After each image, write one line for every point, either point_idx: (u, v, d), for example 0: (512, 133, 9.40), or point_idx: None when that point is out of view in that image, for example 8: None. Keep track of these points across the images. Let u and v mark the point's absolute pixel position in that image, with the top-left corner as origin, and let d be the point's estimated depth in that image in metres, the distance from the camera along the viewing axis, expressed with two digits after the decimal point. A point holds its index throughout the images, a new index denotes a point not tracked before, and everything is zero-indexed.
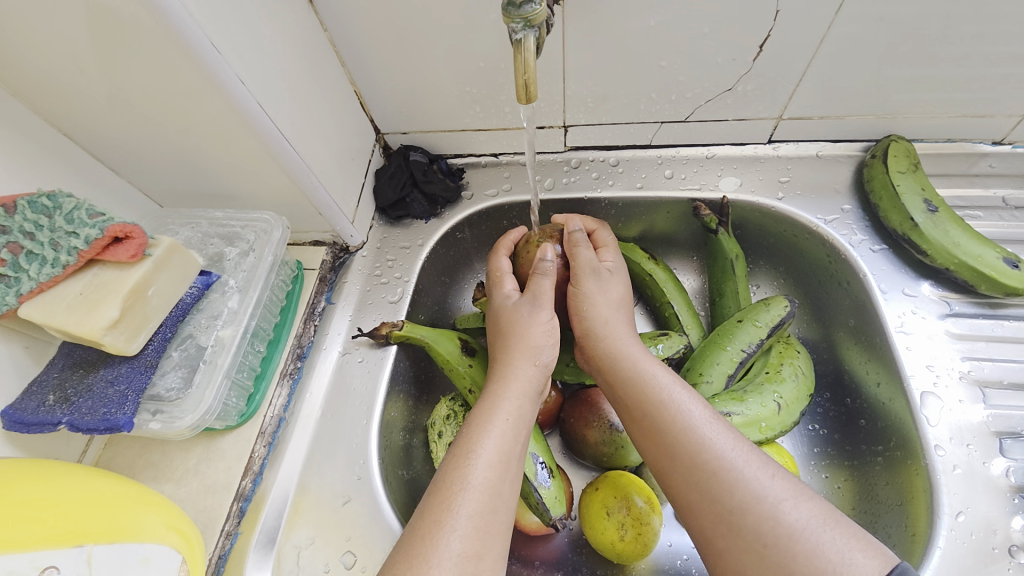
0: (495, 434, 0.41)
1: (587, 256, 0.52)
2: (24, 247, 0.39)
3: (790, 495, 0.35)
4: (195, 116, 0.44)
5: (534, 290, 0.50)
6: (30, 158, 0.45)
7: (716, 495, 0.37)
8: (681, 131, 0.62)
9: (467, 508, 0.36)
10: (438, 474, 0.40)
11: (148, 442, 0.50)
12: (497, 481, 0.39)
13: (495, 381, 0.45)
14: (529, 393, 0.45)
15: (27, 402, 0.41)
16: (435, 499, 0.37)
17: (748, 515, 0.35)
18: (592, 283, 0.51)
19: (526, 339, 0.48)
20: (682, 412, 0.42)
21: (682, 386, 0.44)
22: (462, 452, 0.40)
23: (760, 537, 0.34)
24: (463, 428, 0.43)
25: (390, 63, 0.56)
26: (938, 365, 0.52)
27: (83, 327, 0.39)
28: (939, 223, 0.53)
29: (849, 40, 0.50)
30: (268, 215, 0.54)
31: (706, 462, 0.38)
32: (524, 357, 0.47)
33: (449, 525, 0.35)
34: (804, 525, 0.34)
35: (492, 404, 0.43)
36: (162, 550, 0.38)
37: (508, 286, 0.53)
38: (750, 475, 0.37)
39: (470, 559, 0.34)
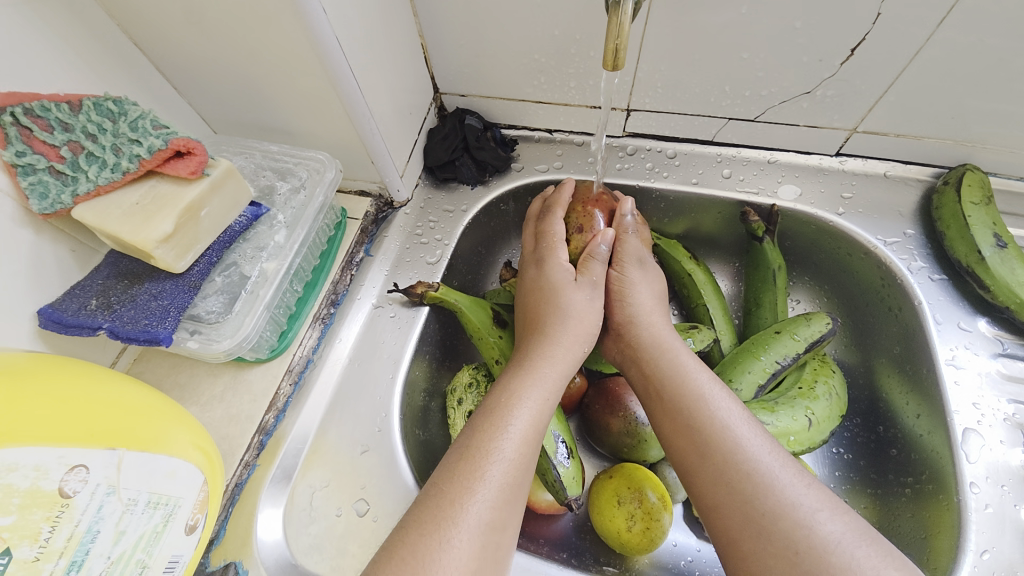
0: (527, 408, 0.40)
1: (633, 244, 0.52)
2: (85, 147, 0.39)
3: (826, 506, 0.34)
4: (268, 43, 0.43)
5: (590, 274, 0.50)
6: (98, 62, 0.44)
7: (748, 497, 0.35)
8: (746, 131, 0.61)
9: (496, 478, 0.36)
10: (467, 437, 0.39)
11: (177, 363, 0.51)
12: (526, 458, 0.38)
13: (533, 352, 0.45)
14: (566, 367, 0.45)
15: (68, 303, 0.41)
16: (463, 464, 0.36)
17: (781, 521, 0.34)
18: (636, 271, 0.51)
19: (587, 325, 0.48)
20: (718, 412, 0.40)
21: (719, 386, 0.43)
22: (498, 422, 0.39)
23: (792, 544, 0.33)
24: (493, 395, 0.42)
25: (463, 18, 0.54)
26: (984, 404, 0.50)
27: (136, 236, 0.38)
28: (1007, 259, 0.51)
29: (944, 58, 0.48)
30: (321, 155, 0.53)
31: (740, 464, 0.37)
32: (562, 330, 0.46)
33: (477, 492, 0.35)
34: (838, 539, 0.32)
35: (529, 377, 0.43)
36: (187, 466, 0.38)
37: (562, 256, 0.51)
38: (785, 482, 0.35)
39: (493, 529, 0.34)
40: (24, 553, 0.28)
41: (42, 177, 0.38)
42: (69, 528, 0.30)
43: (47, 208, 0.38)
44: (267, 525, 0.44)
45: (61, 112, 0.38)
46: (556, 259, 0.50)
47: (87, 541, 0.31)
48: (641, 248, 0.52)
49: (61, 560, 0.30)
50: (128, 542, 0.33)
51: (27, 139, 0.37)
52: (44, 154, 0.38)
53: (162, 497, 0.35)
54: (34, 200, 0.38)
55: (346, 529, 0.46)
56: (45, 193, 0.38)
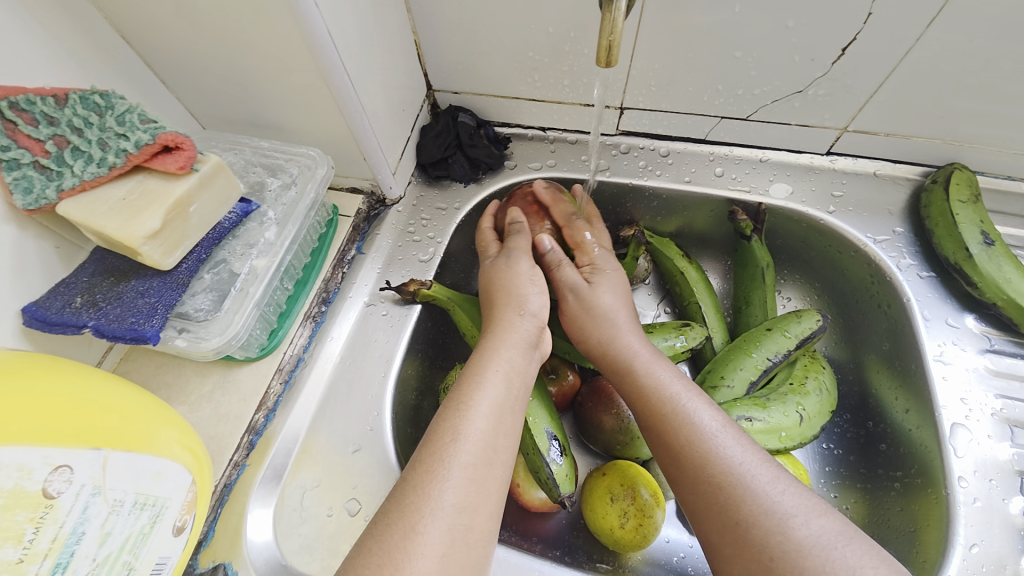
0: (489, 389, 0.40)
1: (569, 275, 0.52)
2: (71, 142, 0.38)
3: (800, 510, 0.34)
4: (258, 37, 0.43)
5: (511, 245, 0.53)
6: (84, 55, 0.43)
7: (722, 507, 0.36)
8: (738, 130, 0.61)
9: (462, 460, 0.35)
10: (435, 423, 0.38)
11: (165, 362, 0.50)
12: (492, 436, 0.38)
13: (491, 338, 0.45)
14: (521, 344, 0.45)
15: (52, 301, 0.40)
16: (429, 449, 0.36)
17: (756, 529, 0.34)
18: (572, 301, 0.51)
19: (510, 291, 0.49)
20: (690, 419, 0.40)
21: (693, 393, 0.42)
22: (458, 404, 0.39)
23: (767, 551, 0.33)
24: (456, 383, 0.42)
25: (456, 14, 0.54)
26: (972, 399, 0.51)
27: (123, 232, 0.38)
28: (994, 256, 0.52)
29: (933, 59, 0.48)
30: (313, 152, 0.53)
31: (711, 476, 0.37)
32: (509, 309, 0.47)
33: (441, 476, 0.34)
34: (815, 541, 0.32)
35: (489, 360, 0.43)
36: (175, 466, 0.37)
37: (492, 250, 0.55)
38: (759, 489, 0.35)
39: (464, 511, 0.33)
40: (7, 554, 0.28)
41: (27, 171, 0.37)
42: (54, 530, 0.30)
43: (32, 203, 0.37)
44: (257, 525, 0.44)
45: (46, 105, 0.38)
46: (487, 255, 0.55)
47: (73, 543, 0.31)
48: (576, 279, 0.51)
49: (46, 560, 0.29)
50: (115, 543, 0.33)
51: (11, 133, 0.36)
52: (27, 148, 0.37)
53: (150, 497, 0.35)
54: (18, 195, 0.37)
55: (338, 528, 0.46)
56: (29, 188, 0.37)
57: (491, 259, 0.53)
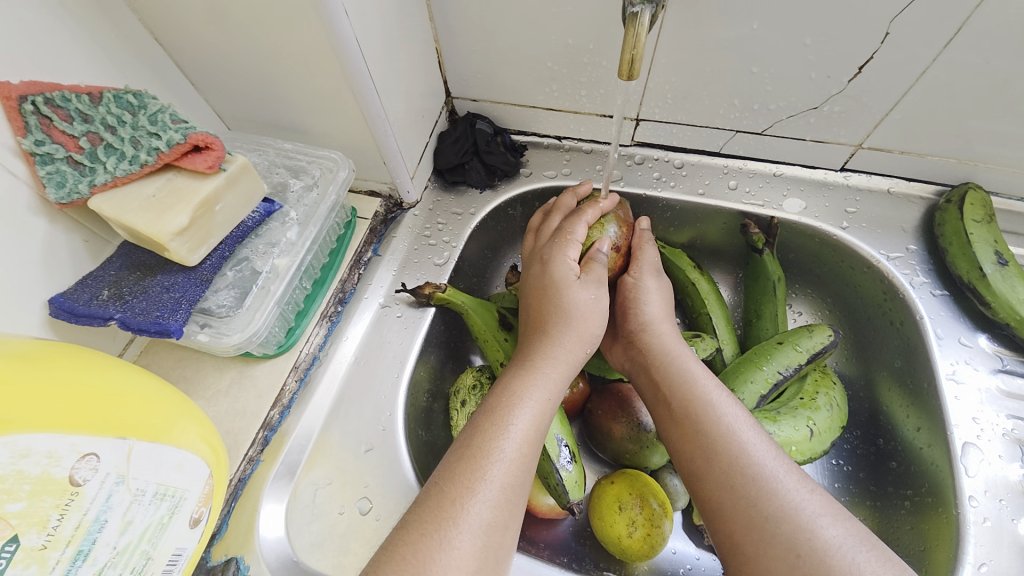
0: (531, 410, 0.40)
1: (651, 254, 0.54)
2: (103, 139, 0.39)
3: (826, 511, 0.35)
4: (288, 43, 0.44)
5: (596, 275, 0.49)
6: (120, 55, 0.45)
7: (752, 501, 0.36)
8: (752, 144, 0.61)
9: (499, 479, 0.36)
10: (469, 435, 0.39)
11: (184, 357, 0.51)
12: (528, 458, 0.39)
13: (535, 353, 0.45)
14: (569, 369, 0.45)
15: (80, 293, 0.41)
16: (467, 464, 0.36)
17: (785, 524, 0.34)
18: (652, 280, 0.52)
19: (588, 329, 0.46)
20: (722, 416, 0.41)
21: (723, 391, 0.43)
22: (499, 422, 0.39)
23: (794, 548, 0.33)
24: (495, 395, 0.42)
25: (478, 24, 0.55)
26: (984, 418, 0.51)
27: (152, 228, 0.39)
28: (1008, 277, 0.52)
29: (949, 79, 0.49)
30: (335, 155, 0.54)
31: (745, 468, 0.37)
32: (576, 342, 0.46)
33: (479, 493, 0.35)
34: (840, 543, 0.33)
35: (532, 378, 0.43)
36: (194, 458, 0.38)
37: (572, 256, 0.49)
38: (789, 487, 0.36)
39: (495, 529, 0.34)
40: (31, 540, 0.28)
41: (60, 166, 0.38)
42: (78, 516, 0.30)
43: (64, 197, 0.39)
44: (269, 522, 0.45)
45: (81, 103, 0.39)
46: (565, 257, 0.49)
47: (94, 531, 0.31)
48: (656, 259, 0.54)
49: (68, 547, 0.30)
50: (134, 532, 0.33)
51: (46, 128, 0.37)
52: (62, 144, 0.38)
53: (169, 489, 0.35)
54: (51, 188, 0.38)
55: (348, 527, 0.46)
56: (62, 182, 0.38)
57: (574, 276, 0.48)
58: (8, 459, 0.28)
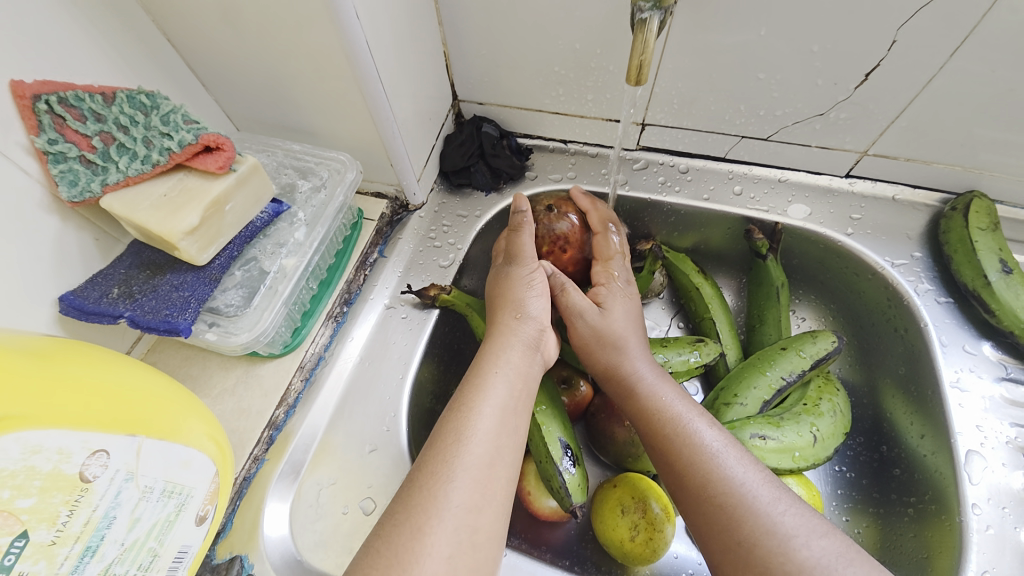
0: (496, 394, 0.40)
1: (577, 298, 0.50)
2: (116, 139, 0.40)
3: (802, 531, 0.34)
4: (300, 45, 0.44)
5: (517, 249, 0.52)
6: (132, 56, 0.45)
7: (725, 526, 0.36)
8: (758, 150, 0.62)
9: (468, 464, 0.36)
10: (438, 427, 0.39)
11: (190, 355, 0.51)
12: (499, 442, 0.38)
13: (498, 346, 0.45)
14: (521, 346, 0.46)
15: (90, 291, 0.42)
16: (436, 451, 0.36)
17: (758, 549, 0.34)
18: (581, 325, 0.50)
19: (508, 297, 0.49)
20: (693, 439, 0.41)
21: (698, 413, 0.43)
22: (465, 409, 0.39)
23: (768, 573, 0.33)
24: (463, 382, 0.42)
25: (486, 28, 0.55)
26: (987, 426, 0.51)
27: (163, 227, 0.39)
28: (1013, 284, 0.52)
29: (956, 88, 0.49)
30: (343, 156, 0.54)
31: (715, 495, 0.37)
32: (507, 312, 0.48)
33: (448, 477, 0.35)
34: (816, 562, 0.33)
35: (493, 365, 0.43)
36: (201, 457, 0.38)
37: (500, 259, 0.54)
38: (761, 508, 0.36)
39: (470, 512, 0.34)
40: (41, 536, 0.29)
41: (73, 165, 0.39)
42: (87, 513, 0.31)
43: (76, 195, 0.39)
44: (274, 521, 0.45)
45: (94, 103, 0.40)
46: (495, 265, 0.54)
47: (103, 527, 0.32)
48: (585, 304, 0.50)
49: (77, 543, 0.30)
50: (142, 529, 0.34)
51: (60, 127, 0.38)
52: (76, 143, 0.39)
53: (177, 486, 0.36)
54: (63, 187, 0.39)
55: (352, 527, 0.47)
56: (75, 181, 0.39)
57: (497, 265, 0.53)
58: (19, 455, 0.28)
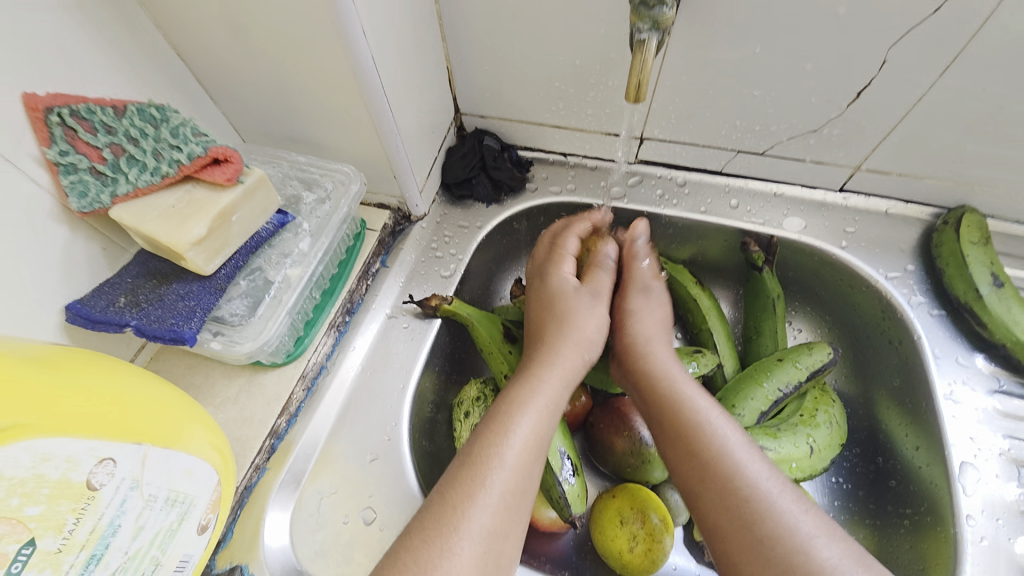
0: (532, 415, 0.41)
1: (641, 273, 0.55)
2: (126, 151, 0.40)
3: (821, 532, 0.35)
4: (308, 60, 0.45)
5: (594, 285, 0.52)
6: (143, 69, 0.46)
7: (746, 522, 0.37)
8: (754, 164, 0.63)
9: (500, 486, 0.36)
10: (471, 443, 0.39)
11: (193, 363, 0.52)
12: (530, 463, 0.39)
13: (536, 363, 0.46)
14: (570, 378, 0.46)
15: (96, 300, 0.42)
16: (467, 470, 0.37)
17: (779, 547, 0.35)
18: (639, 299, 0.53)
19: (577, 322, 0.49)
20: (717, 436, 0.41)
21: (719, 411, 0.44)
22: (500, 428, 0.39)
23: (789, 569, 0.34)
24: (499, 402, 0.43)
25: (489, 45, 0.57)
26: (981, 438, 0.51)
27: (171, 237, 0.40)
28: (1004, 298, 0.53)
29: (945, 106, 0.51)
30: (347, 168, 0.55)
31: (739, 489, 0.38)
32: (571, 345, 0.47)
33: (480, 499, 0.35)
34: (835, 563, 0.33)
35: (531, 386, 0.43)
36: (204, 465, 0.38)
37: (567, 269, 0.53)
38: (784, 508, 0.37)
39: (496, 536, 0.35)
40: (47, 544, 0.29)
41: (83, 176, 0.39)
42: (93, 521, 0.31)
43: (86, 206, 0.40)
44: (275, 531, 0.45)
45: (106, 116, 0.41)
46: (561, 270, 0.53)
47: (108, 535, 0.32)
48: (647, 277, 0.54)
49: (82, 552, 0.31)
50: (145, 538, 0.34)
51: (71, 139, 0.39)
52: (86, 155, 0.39)
53: (180, 495, 0.36)
54: (74, 197, 0.39)
55: (353, 537, 0.47)
56: (85, 191, 0.39)
57: (569, 285, 0.52)
58: (29, 463, 0.28)
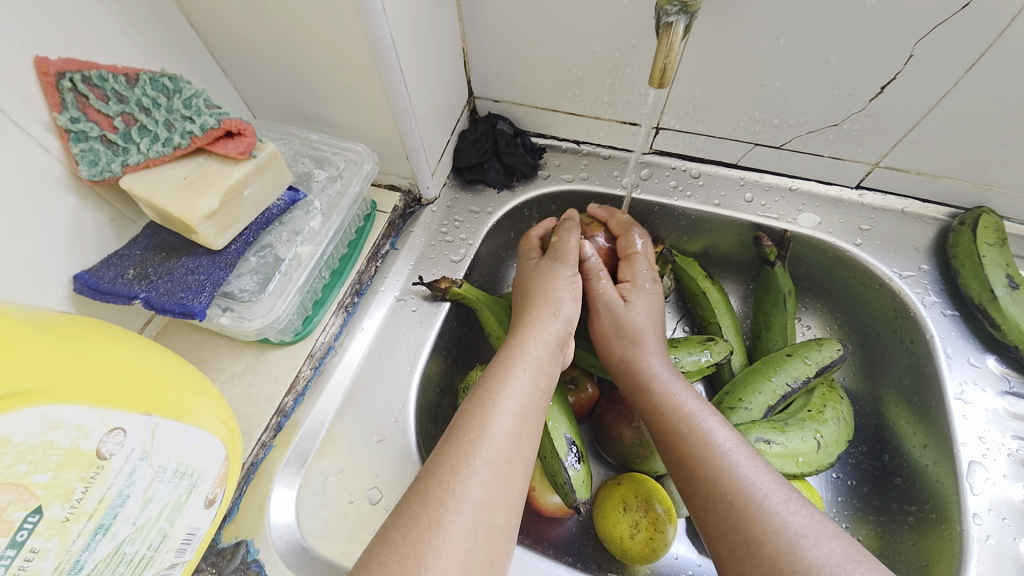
0: (516, 386, 0.41)
1: (604, 288, 0.51)
2: (138, 120, 0.40)
3: (811, 531, 0.34)
4: (323, 34, 0.45)
5: (557, 249, 0.52)
6: (154, 38, 0.46)
7: (734, 524, 0.37)
8: (770, 158, 0.62)
9: (486, 456, 0.36)
10: (457, 418, 0.39)
11: (200, 339, 0.51)
12: (516, 435, 0.38)
13: (518, 334, 0.46)
14: (548, 344, 0.46)
15: (105, 271, 0.42)
16: (453, 444, 0.37)
17: (766, 547, 0.34)
18: (606, 315, 0.51)
19: (542, 290, 0.49)
20: (708, 438, 0.41)
21: (712, 414, 0.44)
22: (482, 400, 0.39)
23: (776, 568, 0.33)
24: (483, 376, 0.43)
25: (506, 26, 0.55)
26: (990, 438, 0.51)
27: (182, 210, 0.39)
28: (1019, 300, 0.53)
29: (969, 104, 0.50)
30: (360, 147, 0.54)
31: (726, 492, 0.38)
32: (543, 309, 0.48)
33: (466, 471, 0.35)
34: (824, 561, 0.33)
35: (512, 357, 0.43)
36: (213, 440, 0.38)
37: (534, 255, 0.54)
38: (771, 508, 0.36)
39: (487, 507, 0.34)
40: (54, 512, 0.29)
41: (94, 144, 0.39)
42: (101, 490, 0.31)
43: (96, 174, 0.39)
44: (280, 508, 0.45)
45: (117, 83, 0.40)
46: (528, 258, 0.54)
47: (117, 505, 0.32)
48: (612, 293, 0.51)
49: (90, 521, 0.31)
50: (154, 509, 0.34)
51: (82, 106, 0.38)
52: (98, 123, 0.39)
53: (189, 468, 0.36)
54: (84, 165, 0.39)
55: (357, 516, 0.47)
56: (95, 160, 0.39)
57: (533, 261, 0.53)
58: (38, 430, 0.28)
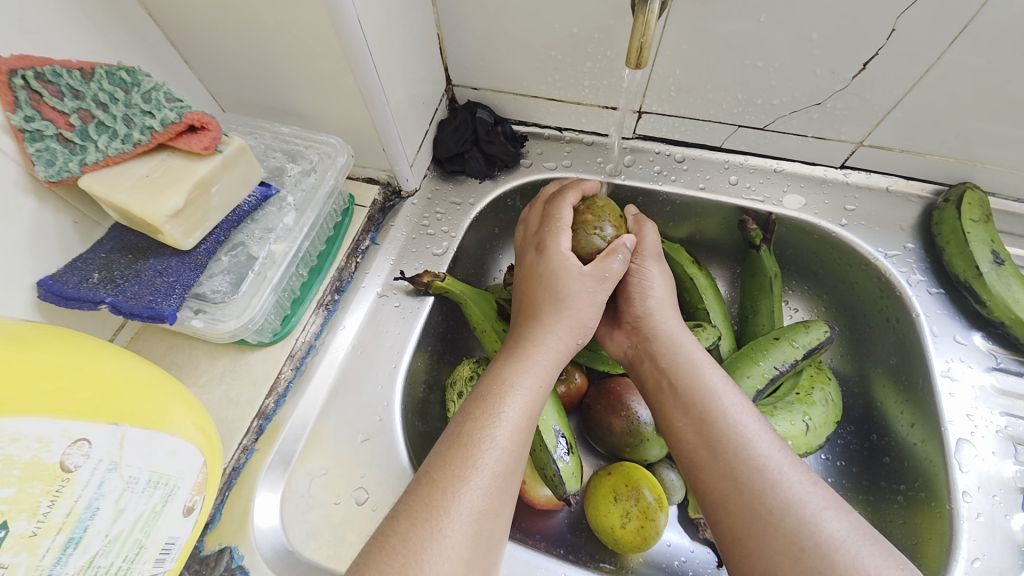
0: (519, 397, 0.40)
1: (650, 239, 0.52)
2: (95, 117, 0.38)
3: (830, 505, 0.35)
4: (288, 22, 0.43)
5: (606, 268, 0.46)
6: (110, 30, 0.43)
7: (757, 493, 0.36)
8: (755, 139, 0.61)
9: (489, 467, 0.35)
10: (459, 422, 0.38)
11: (176, 343, 0.50)
12: (519, 446, 0.38)
13: (524, 341, 0.44)
14: (557, 357, 0.44)
15: (69, 276, 0.40)
16: (458, 451, 0.36)
17: (789, 517, 0.34)
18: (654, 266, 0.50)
19: (579, 317, 0.46)
20: (728, 409, 0.41)
21: (731, 385, 0.44)
22: (491, 410, 0.38)
23: (798, 541, 0.33)
24: (486, 383, 0.41)
25: (481, 10, 0.54)
26: (977, 415, 0.52)
27: (145, 210, 0.37)
28: (1004, 276, 0.53)
29: (952, 80, 0.49)
30: (333, 140, 0.53)
31: (751, 459, 0.38)
32: (565, 327, 0.45)
33: (470, 481, 0.34)
34: (844, 536, 0.33)
35: (521, 367, 0.42)
36: (188, 447, 0.37)
37: (563, 242, 0.48)
38: (791, 480, 0.36)
39: (486, 516, 0.34)
40: (21, 527, 0.28)
41: (49, 144, 0.37)
42: (68, 504, 0.30)
43: (53, 175, 0.37)
44: (265, 512, 0.44)
45: (72, 78, 0.38)
46: (557, 245, 0.48)
47: (86, 518, 0.31)
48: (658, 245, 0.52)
49: (59, 535, 0.29)
50: (127, 521, 0.33)
51: (36, 104, 0.36)
52: (52, 121, 0.37)
53: (162, 477, 0.35)
54: (40, 166, 0.36)
55: (344, 518, 0.46)
56: (51, 160, 0.37)
57: (574, 263, 0.47)
58: None
